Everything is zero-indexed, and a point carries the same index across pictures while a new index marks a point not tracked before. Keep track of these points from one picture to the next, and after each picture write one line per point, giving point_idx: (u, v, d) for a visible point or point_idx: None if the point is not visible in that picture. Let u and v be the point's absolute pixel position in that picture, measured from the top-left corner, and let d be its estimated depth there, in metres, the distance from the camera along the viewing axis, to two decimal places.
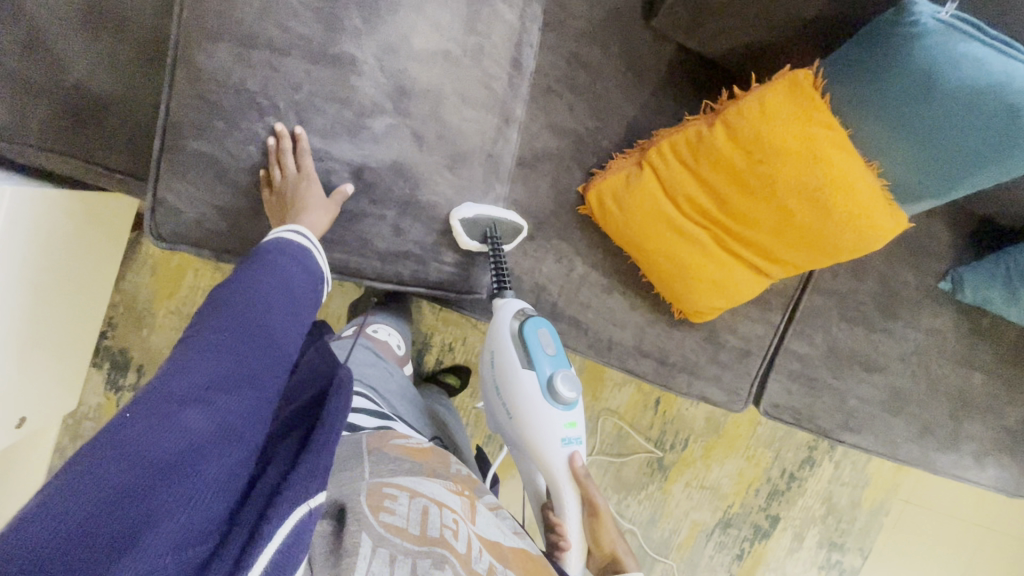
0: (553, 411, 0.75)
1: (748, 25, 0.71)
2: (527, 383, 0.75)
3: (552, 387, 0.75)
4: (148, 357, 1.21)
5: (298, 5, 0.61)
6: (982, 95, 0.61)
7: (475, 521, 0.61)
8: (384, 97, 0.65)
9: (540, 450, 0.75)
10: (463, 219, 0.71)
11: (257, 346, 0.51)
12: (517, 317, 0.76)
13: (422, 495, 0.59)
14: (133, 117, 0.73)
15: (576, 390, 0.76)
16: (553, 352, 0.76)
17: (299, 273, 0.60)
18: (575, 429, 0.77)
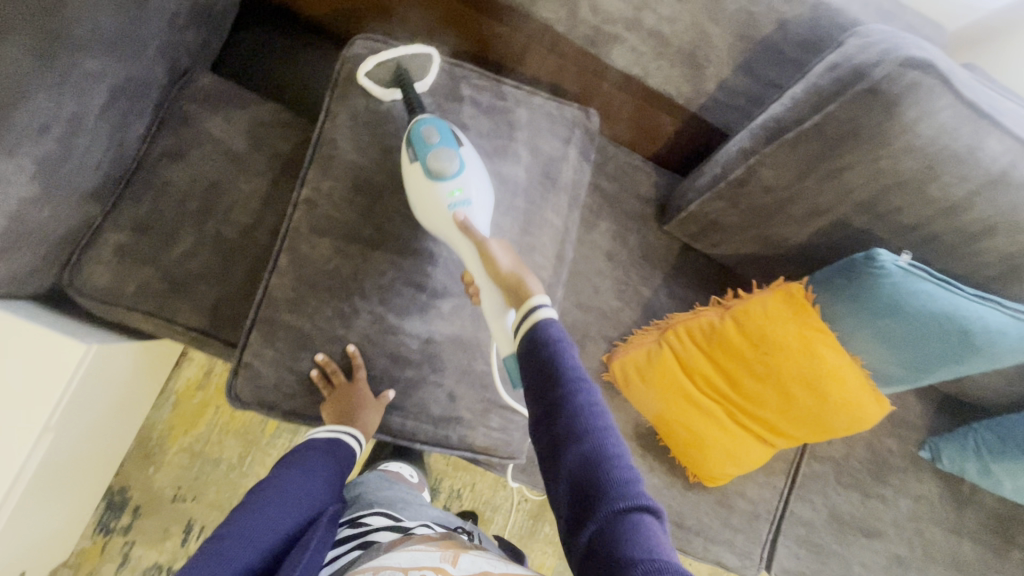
0: (430, 185, 0.68)
1: (751, 241, 0.88)
2: (413, 179, 0.70)
3: (431, 166, 0.68)
4: (148, 496, 1.18)
5: (392, 213, 0.76)
6: (938, 319, 0.75)
7: (457, 563, 0.53)
8: (454, 284, 0.77)
9: (434, 229, 0.71)
10: (368, 74, 0.76)
11: (239, 544, 0.58)
12: (413, 120, 0.71)
13: (389, 567, 0.52)
14: (221, 285, 0.82)
15: (458, 160, 0.68)
16: (438, 140, 0.69)
17: (326, 460, 0.72)
18: (463, 193, 0.68)
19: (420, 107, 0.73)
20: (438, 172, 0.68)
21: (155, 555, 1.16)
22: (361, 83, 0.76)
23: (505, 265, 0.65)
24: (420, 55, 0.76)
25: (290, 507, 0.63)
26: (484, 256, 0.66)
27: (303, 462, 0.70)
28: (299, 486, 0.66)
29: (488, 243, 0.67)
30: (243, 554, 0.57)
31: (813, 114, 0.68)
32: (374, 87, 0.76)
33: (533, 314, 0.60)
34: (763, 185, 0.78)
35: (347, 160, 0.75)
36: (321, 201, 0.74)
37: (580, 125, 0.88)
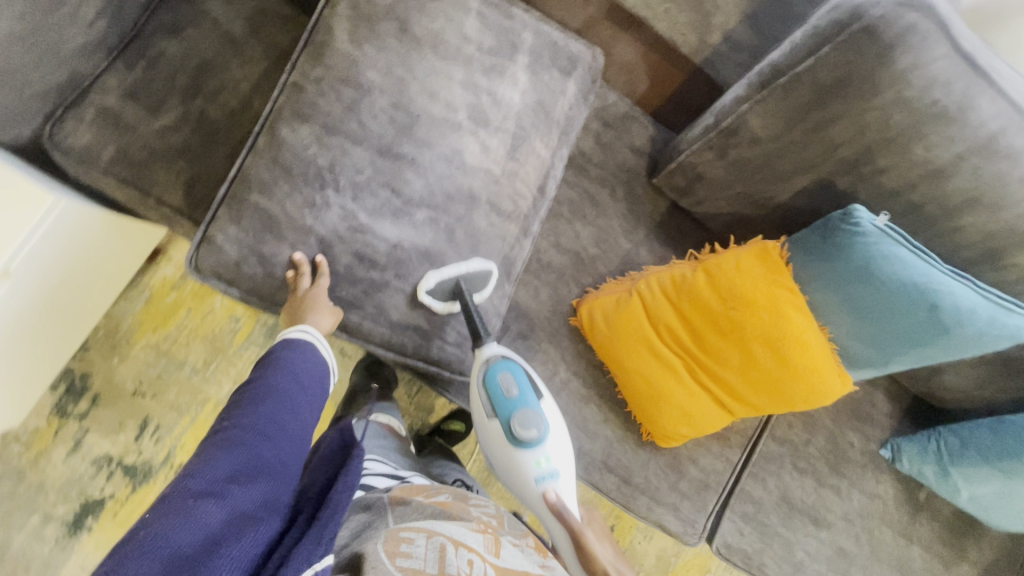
0: (521, 454, 0.80)
1: (733, 200, 0.87)
2: (494, 433, 0.81)
3: (515, 432, 0.80)
4: (108, 386, 1.19)
5: (378, 109, 0.73)
6: (910, 290, 0.74)
7: (500, 555, 0.64)
8: (430, 192, 0.74)
9: (523, 494, 0.83)
10: (427, 291, 0.76)
11: (257, 437, 0.60)
12: (484, 361, 0.79)
13: (440, 536, 0.62)
14: (201, 165, 0.82)
15: (539, 429, 0.80)
16: (517, 394, 0.80)
17: (305, 364, 0.72)
18: (549, 465, 0.81)
19: (486, 338, 0.79)
20: (525, 439, 0.80)
21: (108, 446, 1.18)
22: (422, 300, 0.76)
23: (603, 557, 0.79)
24: (473, 266, 0.78)
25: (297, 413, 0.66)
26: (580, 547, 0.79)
27: (283, 364, 0.70)
28: (299, 395, 0.69)
29: (582, 532, 0.79)
30: (262, 444, 0.59)
31: (807, 57, 0.68)
32: (435, 301, 0.77)
33: None
34: (751, 136, 0.78)
35: (340, 51, 0.73)
36: (307, 88, 0.72)
37: (584, 63, 0.86)
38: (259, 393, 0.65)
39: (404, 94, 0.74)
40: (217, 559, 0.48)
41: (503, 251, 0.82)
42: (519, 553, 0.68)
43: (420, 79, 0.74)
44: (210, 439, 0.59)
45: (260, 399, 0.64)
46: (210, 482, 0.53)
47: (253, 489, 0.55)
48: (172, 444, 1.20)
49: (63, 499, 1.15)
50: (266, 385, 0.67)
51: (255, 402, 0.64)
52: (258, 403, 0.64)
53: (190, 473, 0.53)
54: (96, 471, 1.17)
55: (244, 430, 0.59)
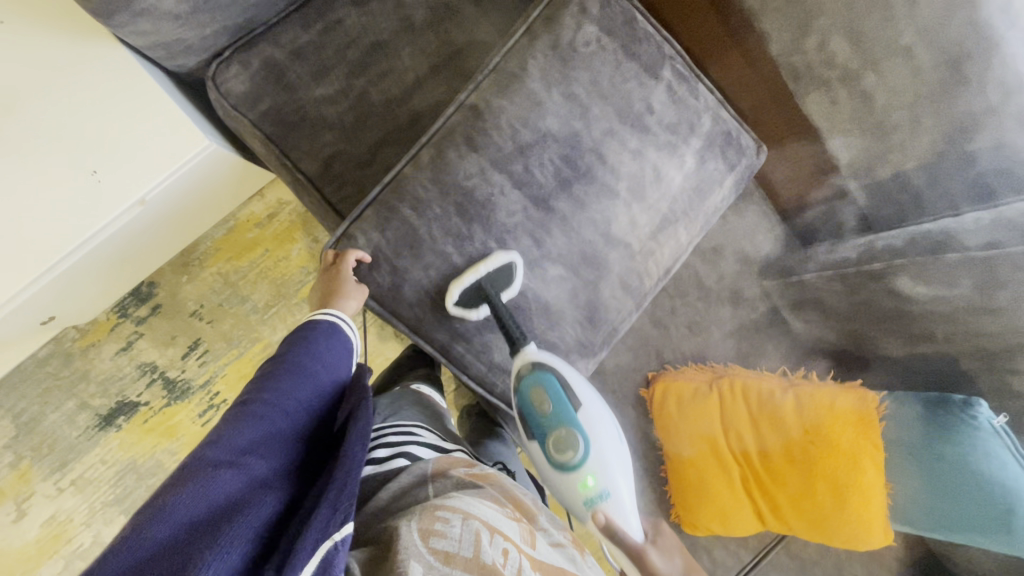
0: (562, 475, 0.70)
1: (844, 334, 0.87)
2: (535, 452, 0.73)
3: (552, 448, 0.70)
4: (171, 300, 1.20)
5: (546, 157, 0.70)
6: (994, 489, 0.73)
7: (535, 546, 0.60)
8: (568, 253, 0.73)
9: (577, 512, 0.74)
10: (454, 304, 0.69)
11: (275, 408, 0.56)
12: (521, 364, 0.70)
13: (476, 518, 0.57)
14: (345, 146, 0.81)
15: (578, 442, 0.69)
16: (552, 410, 0.70)
17: (332, 346, 0.67)
18: (600, 483, 0.69)
19: (522, 340, 0.70)
20: (566, 461, 0.69)
21: (155, 356, 1.20)
22: (449, 311, 0.70)
23: (669, 568, 0.68)
24: (499, 260, 0.69)
25: (318, 387, 0.62)
26: (643, 562, 0.68)
27: (308, 346, 0.65)
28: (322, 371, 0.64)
29: (644, 550, 0.68)
30: (280, 418, 0.56)
31: (985, 245, 0.68)
32: (469, 311, 0.71)
33: None
34: (894, 289, 0.76)
35: (527, 88, 0.69)
36: (486, 116, 0.69)
37: (748, 159, 0.83)
38: (283, 368, 0.61)
39: (576, 153, 0.71)
40: (236, 524, 0.43)
41: (614, 322, 0.79)
42: (556, 551, 0.63)
43: (595, 139, 0.72)
44: (229, 410, 0.55)
45: (279, 373, 0.61)
46: (227, 452, 0.49)
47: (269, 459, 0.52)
48: (215, 371, 1.23)
49: (101, 393, 1.19)
50: (288, 361, 0.62)
51: (277, 376, 0.60)
52: (279, 376, 0.60)
53: (210, 441, 0.49)
54: (139, 376, 1.20)
55: (264, 401, 0.56)
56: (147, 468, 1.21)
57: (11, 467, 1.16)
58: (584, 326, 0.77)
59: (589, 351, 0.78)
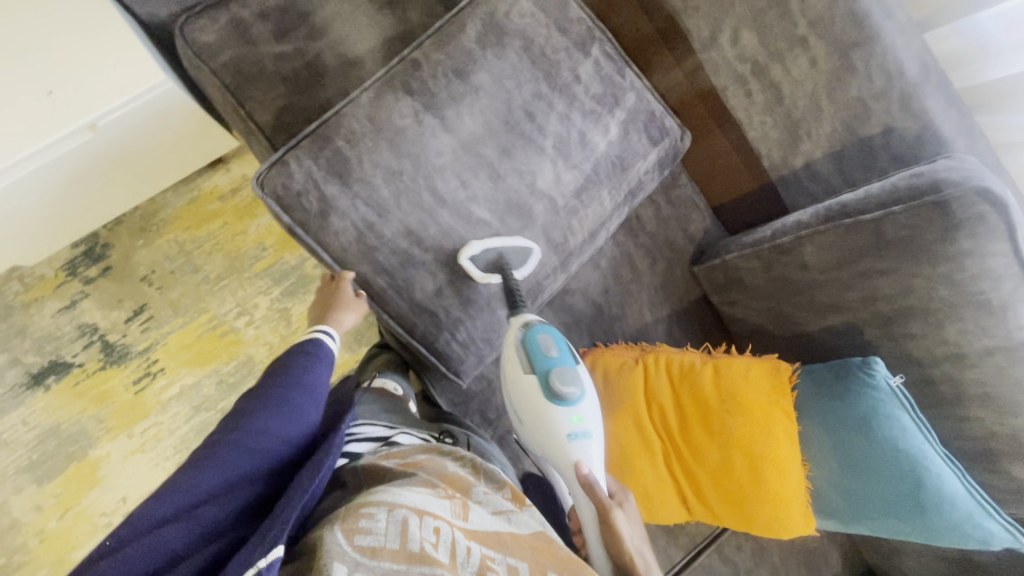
0: (553, 408, 0.74)
1: (765, 313, 0.89)
2: (527, 386, 0.74)
3: (551, 385, 0.74)
4: (122, 264, 1.21)
5: (477, 108, 0.78)
6: (899, 454, 0.74)
7: (468, 517, 0.58)
8: (492, 198, 0.79)
9: (551, 454, 0.76)
10: (470, 257, 0.78)
11: (238, 448, 0.59)
12: (524, 323, 0.77)
13: (403, 506, 0.53)
14: (299, 100, 0.86)
15: (579, 388, 0.74)
16: (556, 356, 0.75)
17: (315, 370, 0.73)
18: (583, 423, 0.75)
19: (523, 307, 0.79)
20: (563, 396, 0.74)
21: (98, 317, 1.20)
22: (461, 265, 0.78)
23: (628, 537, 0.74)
24: (519, 243, 0.81)
25: (297, 413, 0.66)
26: (608, 518, 0.74)
27: (293, 370, 0.71)
28: (305, 399, 0.68)
29: (610, 507, 0.74)
30: (246, 459, 0.59)
31: (878, 208, 0.69)
32: (477, 273, 0.79)
33: None
34: (801, 260, 0.80)
35: (464, 46, 0.78)
36: (423, 67, 0.77)
37: (672, 139, 0.92)
38: (265, 400, 0.66)
39: (506, 109, 0.79)
40: None
41: (538, 275, 0.85)
42: (487, 511, 0.62)
43: (525, 100, 0.80)
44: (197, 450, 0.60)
45: (256, 404, 0.65)
46: (178, 504, 0.53)
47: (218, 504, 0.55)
48: (157, 338, 1.22)
49: (35, 350, 1.17)
50: (271, 389, 0.67)
51: (249, 412, 0.64)
52: (256, 409, 0.64)
53: (162, 494, 0.54)
54: (77, 336, 1.19)
55: (228, 444, 0.59)
56: (70, 434, 1.17)
57: None
58: (508, 275, 0.81)
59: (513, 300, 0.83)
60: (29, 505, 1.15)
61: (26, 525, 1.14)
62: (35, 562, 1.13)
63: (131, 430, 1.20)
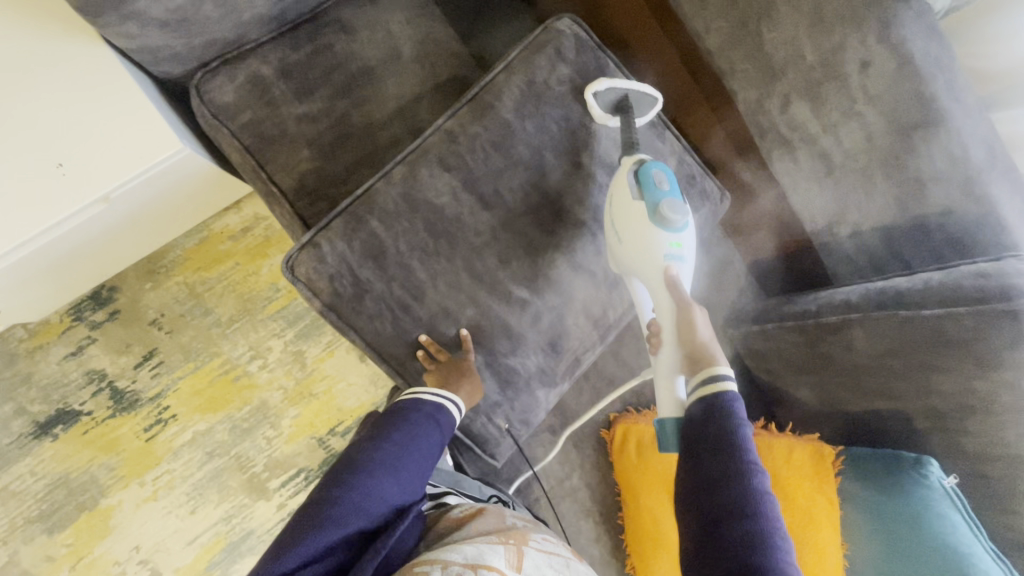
0: (655, 228, 0.68)
1: (805, 390, 0.85)
2: (632, 208, 0.69)
3: (660, 210, 0.67)
4: (130, 307, 1.17)
5: (515, 184, 0.75)
6: (948, 552, 0.70)
7: (521, 568, 0.56)
8: (531, 277, 0.75)
9: (638, 271, 0.70)
10: (596, 92, 0.76)
11: (349, 505, 0.58)
12: (634, 158, 0.72)
13: (456, 563, 0.53)
14: (324, 163, 0.82)
15: (687, 215, 0.69)
16: (667, 188, 0.69)
17: (433, 435, 0.68)
18: (681, 248, 0.69)
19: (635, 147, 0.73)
20: (671, 222, 0.67)
21: (106, 363, 1.16)
22: (586, 99, 0.76)
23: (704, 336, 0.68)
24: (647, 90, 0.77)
25: (407, 480, 0.63)
26: (685, 322, 0.69)
27: (411, 430, 0.67)
28: (418, 464, 0.65)
29: (692, 308, 0.69)
30: (358, 520, 0.58)
31: (940, 306, 0.68)
32: (598, 111, 0.76)
33: (719, 381, 0.64)
34: (850, 344, 0.77)
35: (503, 119, 0.75)
36: (461, 140, 0.74)
37: (713, 205, 0.88)
38: (379, 460, 0.63)
39: (545, 184, 0.76)
40: None
41: (576, 352, 0.81)
42: (544, 562, 0.59)
43: (565, 173, 0.76)
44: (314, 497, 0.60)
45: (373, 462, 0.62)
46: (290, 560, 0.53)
47: (322, 564, 0.55)
48: (168, 384, 1.18)
49: (42, 399, 1.13)
50: (388, 450, 0.64)
51: (363, 470, 0.61)
52: (369, 468, 0.62)
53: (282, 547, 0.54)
54: (85, 383, 1.15)
55: (339, 500, 0.58)
56: (79, 483, 1.14)
57: None
58: (546, 355, 0.78)
59: (550, 379, 0.79)
60: (39, 556, 1.12)
61: None
62: None
63: (144, 478, 1.16)
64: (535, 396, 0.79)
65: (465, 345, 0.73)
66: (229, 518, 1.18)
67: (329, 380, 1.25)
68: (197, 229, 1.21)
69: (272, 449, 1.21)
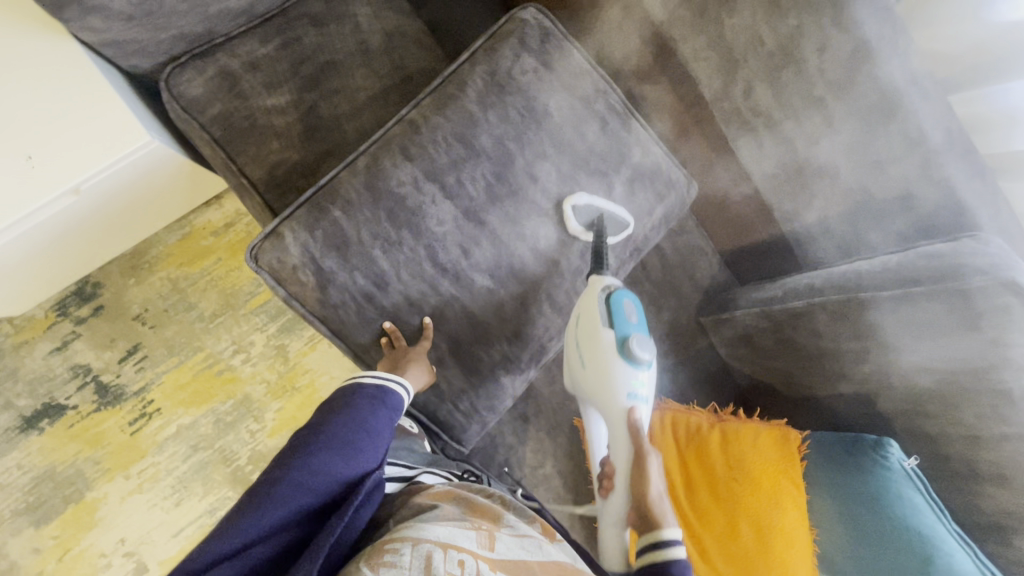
0: (619, 367, 0.70)
1: (776, 374, 0.87)
2: (599, 340, 0.71)
3: (626, 349, 0.70)
4: (115, 303, 1.19)
5: (478, 172, 0.75)
6: (912, 539, 0.71)
7: (494, 548, 0.56)
8: (494, 265, 0.76)
9: (599, 402, 0.72)
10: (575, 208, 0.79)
11: (296, 484, 0.58)
12: (599, 284, 0.74)
13: (428, 540, 0.52)
14: (292, 155, 0.83)
15: (650, 358, 0.71)
16: (634, 322, 0.72)
17: (381, 413, 0.68)
18: (641, 388, 0.71)
19: (603, 269, 0.75)
20: (635, 359, 0.70)
21: (91, 357, 1.18)
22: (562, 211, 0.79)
23: (655, 492, 0.68)
24: (618, 215, 0.82)
25: (356, 456, 0.63)
26: (640, 470, 0.69)
27: (357, 410, 0.67)
28: (368, 440, 0.65)
29: (649, 458, 0.69)
30: (306, 497, 0.58)
31: (897, 286, 0.69)
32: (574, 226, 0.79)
33: (665, 551, 0.63)
34: (815, 328, 0.77)
35: (465, 108, 0.75)
36: (423, 130, 0.74)
37: (679, 193, 0.88)
38: (327, 440, 0.62)
39: (508, 173, 0.77)
40: None
41: (542, 340, 0.82)
42: (516, 543, 0.60)
43: (528, 161, 0.77)
44: (257, 482, 0.58)
45: (319, 441, 0.62)
46: (235, 541, 0.52)
47: (272, 542, 0.54)
48: (152, 378, 1.20)
49: (28, 393, 1.15)
50: (334, 430, 0.64)
51: (308, 450, 0.61)
52: (314, 449, 0.61)
53: (225, 530, 0.53)
54: (70, 377, 1.17)
55: (285, 480, 0.58)
56: (65, 476, 1.16)
57: None
58: (511, 342, 0.79)
59: (516, 366, 0.80)
60: (26, 548, 1.14)
61: (24, 567, 1.13)
62: None
63: (129, 471, 1.18)
64: (500, 383, 0.80)
65: (423, 332, 0.75)
66: (213, 511, 1.19)
67: (312, 373, 1.26)
68: (181, 225, 1.23)
69: (255, 442, 1.22)
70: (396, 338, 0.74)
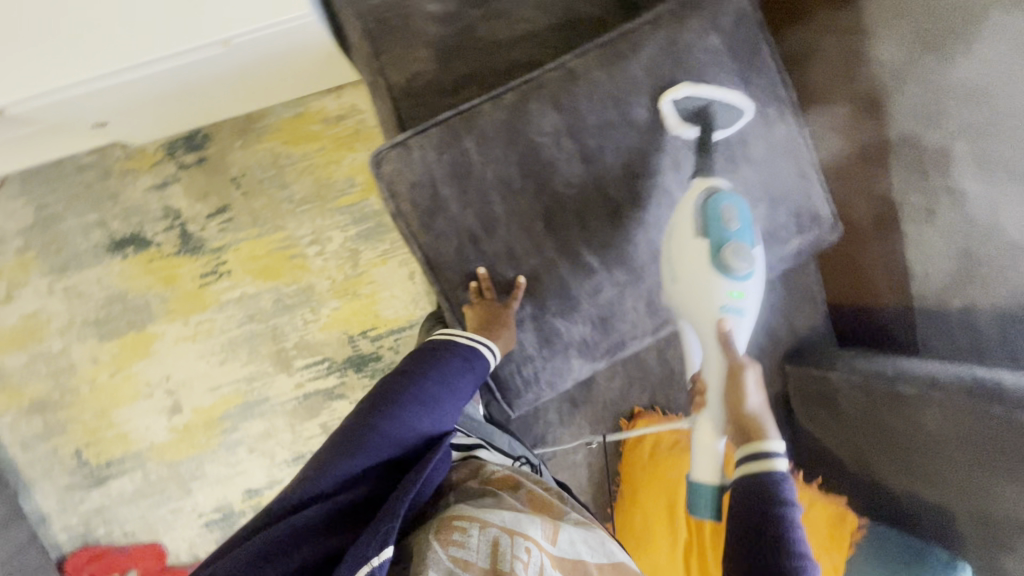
0: (715, 274, 0.64)
1: (845, 448, 0.80)
2: (693, 249, 0.65)
3: (722, 255, 0.64)
4: (217, 159, 1.22)
5: (622, 143, 0.70)
6: None
7: (556, 541, 0.55)
8: (605, 243, 0.72)
9: (691, 316, 0.67)
10: (674, 99, 0.70)
11: (380, 433, 0.59)
12: (699, 187, 0.67)
13: (494, 524, 0.53)
14: (435, 69, 0.79)
15: (752, 261, 0.65)
16: (735, 226, 0.65)
17: (466, 376, 0.67)
18: (740, 295, 0.65)
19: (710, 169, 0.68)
20: (731, 264, 0.64)
21: (183, 204, 1.22)
22: (662, 106, 0.70)
23: (753, 405, 0.65)
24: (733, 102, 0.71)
25: (437, 413, 0.63)
26: (734, 387, 0.66)
27: (445, 370, 0.66)
28: (448, 399, 0.64)
29: (744, 373, 0.65)
30: (388, 447, 0.59)
31: None
32: (675, 121, 0.70)
33: (767, 463, 0.61)
34: (916, 422, 0.71)
35: (630, 72, 0.70)
36: (580, 82, 0.69)
37: (821, 229, 0.80)
38: (410, 394, 0.63)
39: (652, 153, 0.71)
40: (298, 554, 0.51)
41: (625, 335, 0.77)
42: (582, 537, 0.57)
43: (677, 146, 0.71)
44: (345, 426, 0.61)
45: (406, 395, 0.62)
46: (326, 484, 0.56)
47: (357, 488, 0.57)
48: (230, 240, 1.23)
49: (121, 218, 1.21)
50: (420, 384, 0.64)
51: (393, 401, 0.62)
52: (399, 401, 0.62)
53: (316, 472, 0.56)
54: (161, 216, 1.22)
55: (371, 429, 0.59)
56: (133, 304, 1.23)
57: (17, 252, 1.20)
58: (594, 328, 0.76)
59: (590, 351, 0.77)
60: (86, 355, 1.23)
61: (81, 372, 1.22)
62: (81, 407, 1.22)
63: (188, 318, 1.24)
64: (570, 362, 0.77)
65: (515, 284, 0.71)
66: (251, 380, 1.25)
67: (377, 285, 1.27)
68: (297, 105, 1.23)
69: (306, 331, 1.26)
70: (485, 288, 0.71)
